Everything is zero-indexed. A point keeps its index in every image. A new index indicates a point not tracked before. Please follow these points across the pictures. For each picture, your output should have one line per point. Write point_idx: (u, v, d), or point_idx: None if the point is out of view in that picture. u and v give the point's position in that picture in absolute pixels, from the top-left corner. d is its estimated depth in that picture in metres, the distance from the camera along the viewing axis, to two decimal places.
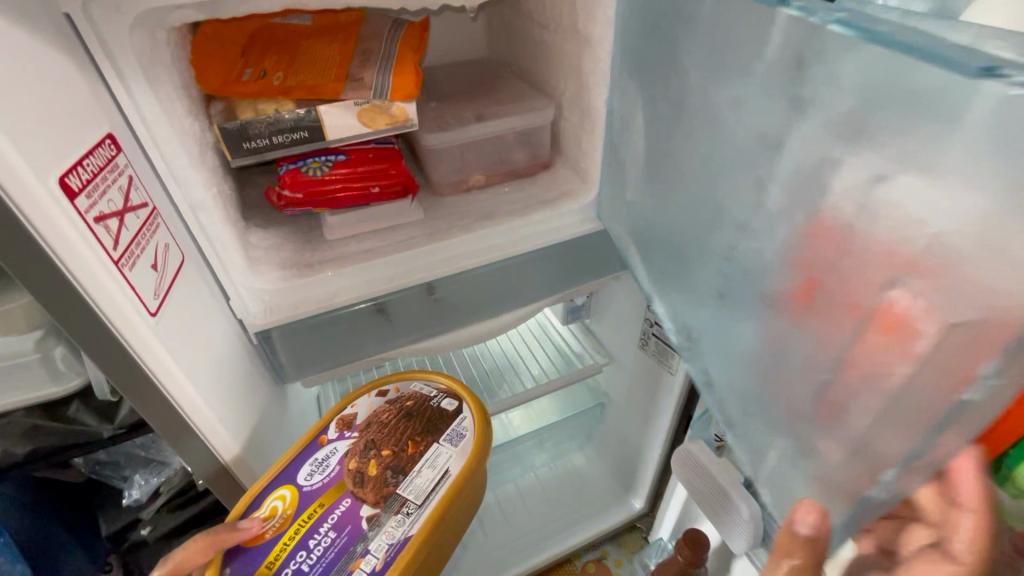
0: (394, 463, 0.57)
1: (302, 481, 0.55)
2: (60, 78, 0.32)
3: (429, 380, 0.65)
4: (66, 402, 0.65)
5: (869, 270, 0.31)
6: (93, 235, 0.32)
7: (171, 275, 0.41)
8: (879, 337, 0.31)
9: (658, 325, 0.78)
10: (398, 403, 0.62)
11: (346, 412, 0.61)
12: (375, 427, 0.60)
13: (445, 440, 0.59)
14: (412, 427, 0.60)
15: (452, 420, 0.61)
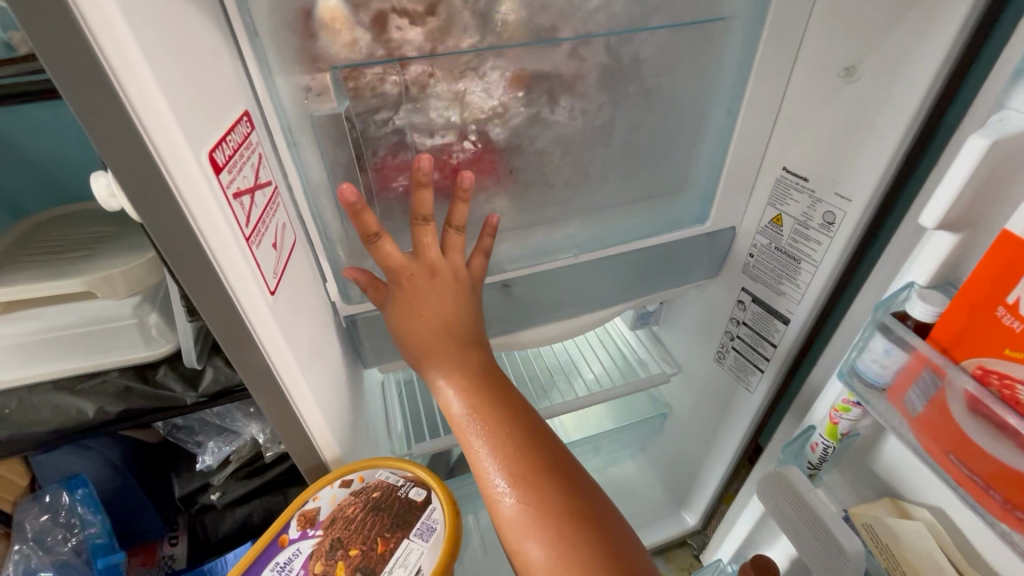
0: (363, 564, 0.50)
1: None
2: (212, 53, 0.32)
3: (398, 469, 0.57)
4: (156, 367, 0.67)
5: (965, 296, 0.35)
6: (230, 210, 0.32)
7: (285, 253, 0.41)
8: (993, 377, 0.34)
9: (738, 338, 0.74)
10: (365, 494, 0.54)
11: (308, 505, 0.54)
12: (341, 524, 0.52)
13: (416, 535, 0.52)
14: (382, 522, 0.53)
15: (422, 512, 0.54)
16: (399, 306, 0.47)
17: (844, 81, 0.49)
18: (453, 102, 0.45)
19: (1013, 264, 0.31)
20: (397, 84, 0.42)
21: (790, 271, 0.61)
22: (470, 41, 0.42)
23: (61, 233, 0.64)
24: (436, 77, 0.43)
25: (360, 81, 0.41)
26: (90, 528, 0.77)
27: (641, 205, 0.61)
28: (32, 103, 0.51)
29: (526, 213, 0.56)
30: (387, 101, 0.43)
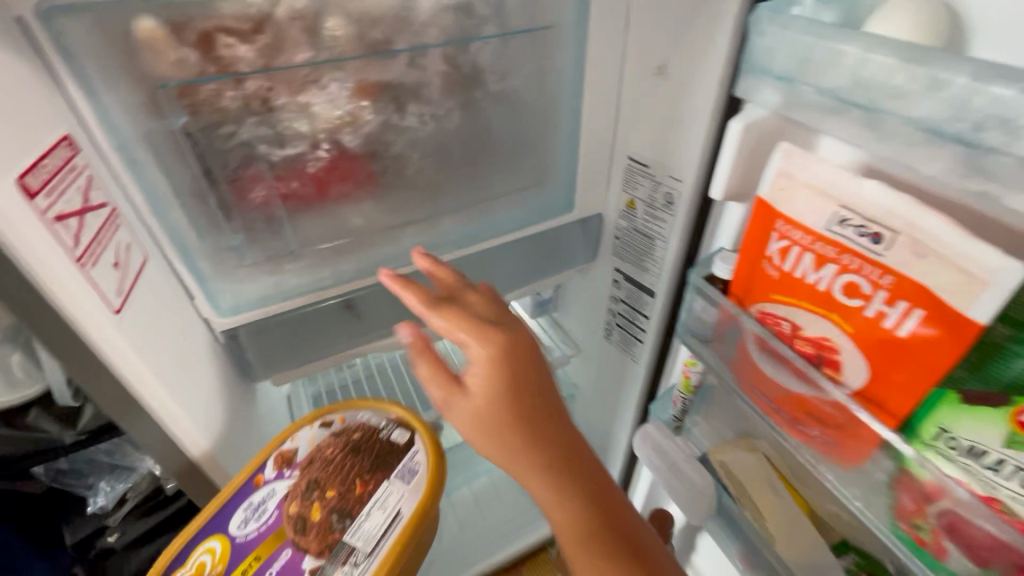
0: (340, 504, 0.52)
1: (235, 530, 0.51)
2: (14, 81, 0.32)
3: (380, 411, 0.60)
4: (24, 411, 0.65)
5: (744, 252, 0.41)
6: (54, 235, 0.33)
7: (132, 273, 0.41)
8: (770, 315, 0.41)
9: (620, 315, 0.81)
10: (345, 435, 0.57)
11: (286, 447, 0.57)
12: (318, 465, 0.55)
13: (397, 476, 0.54)
14: (361, 463, 0.55)
15: (404, 454, 0.56)
16: (500, 390, 0.41)
17: (658, 78, 0.56)
18: (299, 114, 0.47)
19: (766, 224, 0.38)
20: (237, 99, 0.44)
21: (648, 248, 0.69)
22: (305, 56, 0.44)
23: None
24: (277, 91, 0.45)
25: (197, 97, 0.42)
26: None
27: (508, 200, 0.65)
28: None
29: (395, 215, 0.59)
30: (229, 115, 0.44)
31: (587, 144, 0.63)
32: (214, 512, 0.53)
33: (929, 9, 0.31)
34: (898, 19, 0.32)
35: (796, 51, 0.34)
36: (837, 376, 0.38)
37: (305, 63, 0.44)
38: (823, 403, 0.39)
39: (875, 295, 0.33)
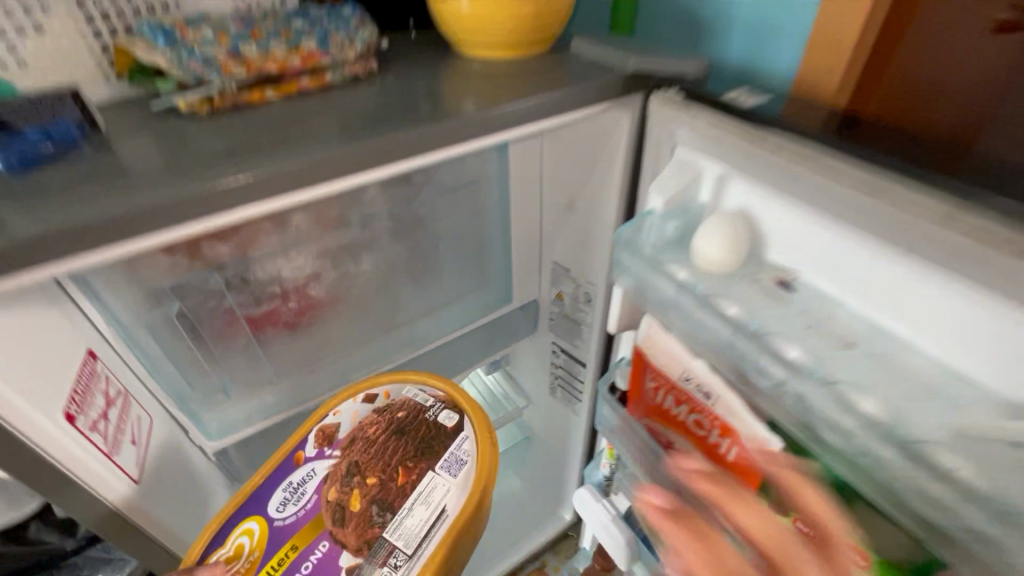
0: (381, 496, 0.48)
1: (273, 513, 0.48)
2: (45, 323, 0.40)
3: (426, 387, 0.54)
4: (27, 525, 0.74)
5: (634, 378, 0.53)
6: (89, 442, 0.43)
7: (146, 439, 0.51)
8: (653, 428, 0.53)
9: (560, 376, 0.94)
10: (388, 413, 0.52)
11: (328, 421, 0.52)
12: (359, 446, 0.51)
13: (442, 467, 0.48)
14: (404, 448, 0.50)
15: (452, 441, 0.49)
16: None
17: (569, 210, 0.68)
18: (272, 280, 0.57)
19: (643, 366, 0.51)
20: (220, 280, 0.53)
21: (577, 330, 0.81)
22: (275, 240, 0.54)
23: None
24: (252, 267, 0.54)
25: (186, 286, 0.51)
26: None
27: (456, 303, 0.76)
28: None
29: (357, 333, 0.68)
30: (213, 292, 0.53)
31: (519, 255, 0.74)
32: (259, 485, 0.50)
33: (743, 222, 0.44)
34: (718, 229, 0.43)
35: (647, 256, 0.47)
36: None
37: (275, 245, 0.54)
38: None
39: (713, 429, 0.45)
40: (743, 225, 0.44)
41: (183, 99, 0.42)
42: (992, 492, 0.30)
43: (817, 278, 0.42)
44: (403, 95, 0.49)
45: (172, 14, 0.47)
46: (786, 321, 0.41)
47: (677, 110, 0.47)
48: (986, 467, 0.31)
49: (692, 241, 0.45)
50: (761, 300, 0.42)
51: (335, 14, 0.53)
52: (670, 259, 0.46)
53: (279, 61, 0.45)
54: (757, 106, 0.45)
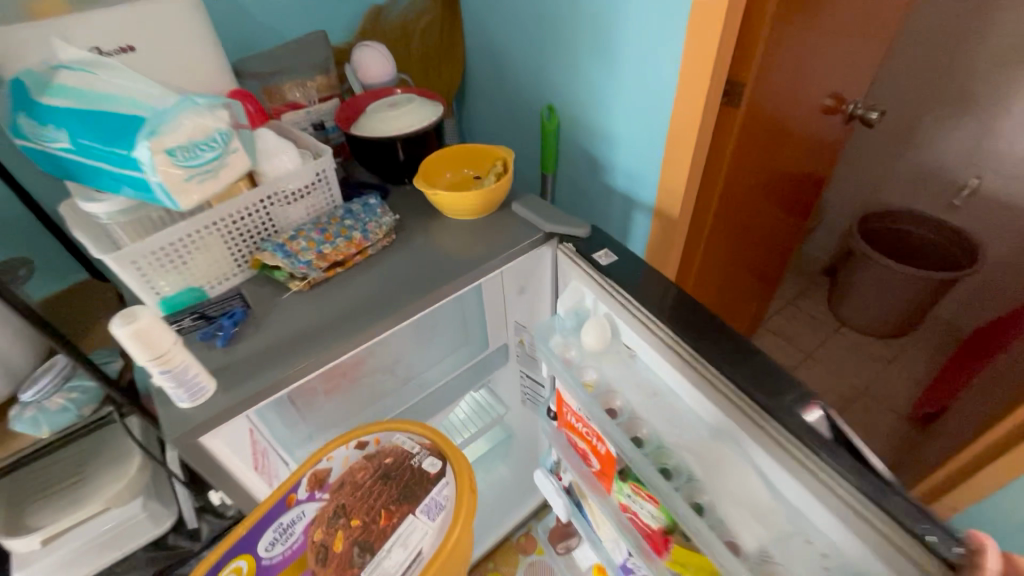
0: (363, 537, 0.75)
1: (263, 552, 0.70)
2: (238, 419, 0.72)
3: (408, 434, 0.80)
4: (167, 537, 1.10)
5: (559, 405, 0.88)
6: (260, 480, 0.78)
7: (275, 472, 0.85)
8: (570, 433, 0.87)
9: (527, 392, 1.29)
10: (377, 459, 0.79)
11: (320, 467, 0.76)
12: (347, 488, 0.78)
13: (422, 511, 0.74)
14: (387, 494, 0.77)
15: (434, 489, 0.75)
16: None
17: (523, 292, 1.03)
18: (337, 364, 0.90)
19: (562, 401, 0.86)
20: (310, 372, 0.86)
21: (535, 364, 1.17)
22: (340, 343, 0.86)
23: (43, 473, 1.02)
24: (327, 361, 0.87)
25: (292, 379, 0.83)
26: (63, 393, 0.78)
27: (450, 355, 1.09)
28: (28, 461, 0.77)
29: (385, 385, 1.02)
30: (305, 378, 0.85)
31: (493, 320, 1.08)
32: (239, 537, 0.68)
33: (607, 323, 0.79)
34: (594, 332, 0.78)
35: (557, 342, 0.82)
36: (590, 462, 0.85)
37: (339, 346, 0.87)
38: (589, 474, 0.87)
39: (597, 441, 0.79)
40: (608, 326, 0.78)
41: (295, 283, 0.75)
42: (707, 482, 0.66)
43: (648, 361, 0.76)
44: (415, 260, 0.82)
45: (274, 226, 0.79)
46: (622, 378, 0.77)
47: (574, 261, 0.84)
48: (706, 469, 0.66)
49: (581, 335, 0.80)
50: (610, 363, 0.79)
51: (366, 205, 0.86)
52: (570, 342, 0.82)
53: (344, 253, 0.78)
54: (611, 265, 0.81)
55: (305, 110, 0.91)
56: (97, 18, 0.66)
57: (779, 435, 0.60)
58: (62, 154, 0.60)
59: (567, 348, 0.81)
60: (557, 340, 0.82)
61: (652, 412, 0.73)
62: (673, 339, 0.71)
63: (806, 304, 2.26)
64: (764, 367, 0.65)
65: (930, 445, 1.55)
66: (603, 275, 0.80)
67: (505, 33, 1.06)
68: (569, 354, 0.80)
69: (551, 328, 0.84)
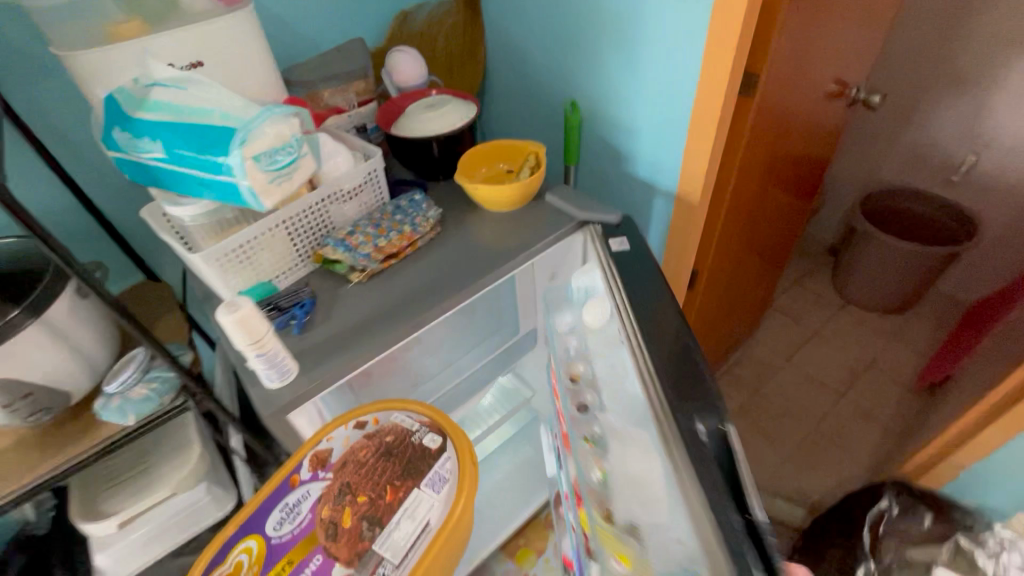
0: (370, 512, 0.74)
1: (270, 531, 0.71)
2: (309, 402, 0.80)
3: (408, 412, 0.79)
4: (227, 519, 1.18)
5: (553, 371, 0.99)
6: None
7: None
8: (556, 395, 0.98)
9: None
10: (378, 437, 0.78)
11: (320, 448, 0.75)
12: (349, 468, 0.76)
13: (428, 485, 0.74)
14: (392, 470, 0.76)
15: (435, 463, 0.75)
16: None
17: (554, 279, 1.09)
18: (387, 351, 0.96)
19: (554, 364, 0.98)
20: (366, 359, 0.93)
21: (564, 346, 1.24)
22: None
23: (111, 464, 1.09)
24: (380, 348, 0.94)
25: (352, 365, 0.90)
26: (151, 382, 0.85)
27: (486, 340, 1.16)
28: (114, 447, 0.84)
29: (428, 370, 1.09)
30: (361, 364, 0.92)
31: (525, 306, 1.15)
32: (247, 516, 0.69)
33: (603, 306, 0.84)
34: (592, 312, 0.84)
35: (560, 309, 0.93)
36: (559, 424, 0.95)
37: None
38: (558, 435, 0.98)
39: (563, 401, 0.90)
40: (604, 308, 0.83)
41: (355, 274, 0.82)
42: (625, 456, 0.73)
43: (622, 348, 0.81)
44: (460, 251, 0.88)
45: (332, 224, 0.85)
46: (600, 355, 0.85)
47: (596, 244, 0.91)
48: (625, 445, 0.74)
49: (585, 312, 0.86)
50: (598, 343, 0.85)
51: (412, 201, 0.92)
52: (568, 312, 0.92)
53: (397, 245, 0.85)
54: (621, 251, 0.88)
55: (347, 115, 0.97)
56: (172, 38, 0.72)
57: (672, 439, 0.64)
58: (152, 163, 0.66)
59: (565, 317, 0.91)
60: (561, 307, 0.93)
61: (606, 388, 0.82)
62: (632, 334, 0.77)
63: (811, 283, 2.33)
64: (699, 375, 0.70)
65: (935, 412, 1.63)
66: (609, 261, 0.87)
67: (526, 34, 1.12)
68: (562, 321, 0.91)
69: (562, 298, 0.95)
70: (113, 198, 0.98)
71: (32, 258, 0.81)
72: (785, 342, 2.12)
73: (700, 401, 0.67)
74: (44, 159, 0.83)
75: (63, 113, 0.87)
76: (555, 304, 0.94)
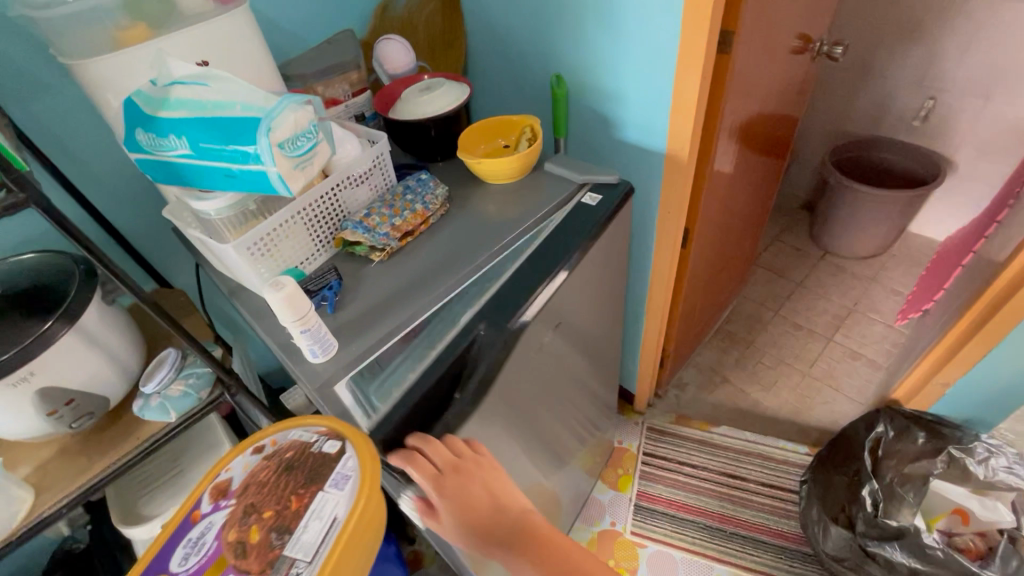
0: (278, 523, 0.59)
1: (176, 567, 0.59)
2: None
3: (306, 427, 0.67)
4: None
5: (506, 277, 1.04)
6: None
7: None
8: None
9: None
10: (278, 456, 0.65)
11: (222, 479, 0.65)
12: (253, 489, 0.62)
13: (331, 485, 0.59)
14: (295, 480, 0.61)
15: (337, 462, 0.61)
16: (478, 499, 0.67)
17: None
18: None
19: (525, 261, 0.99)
20: None
21: None
22: None
23: (143, 471, 1.10)
24: None
25: None
26: (192, 379, 0.89)
27: None
28: (155, 447, 0.87)
29: None
30: None
31: None
32: (157, 553, 0.61)
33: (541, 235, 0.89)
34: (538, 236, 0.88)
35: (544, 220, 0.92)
36: None
37: None
38: None
39: None
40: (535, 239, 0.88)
41: (376, 254, 0.86)
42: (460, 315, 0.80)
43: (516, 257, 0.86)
44: (472, 224, 0.92)
45: (347, 208, 0.89)
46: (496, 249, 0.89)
47: (560, 189, 0.97)
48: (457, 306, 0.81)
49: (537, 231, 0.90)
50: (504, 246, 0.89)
51: (420, 181, 0.97)
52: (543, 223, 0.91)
53: (412, 223, 0.89)
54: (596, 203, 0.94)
55: (344, 105, 1.01)
56: (179, 41, 0.74)
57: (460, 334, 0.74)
58: (179, 160, 0.70)
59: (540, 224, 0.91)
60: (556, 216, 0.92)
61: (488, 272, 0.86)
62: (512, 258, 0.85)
63: (790, 236, 2.42)
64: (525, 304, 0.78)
65: (916, 344, 1.73)
66: (572, 205, 0.94)
67: (508, 16, 1.16)
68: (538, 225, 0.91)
69: (552, 213, 0.93)
70: (121, 208, 1.00)
71: (60, 274, 0.83)
72: (771, 297, 2.21)
73: (507, 316, 0.75)
74: (54, 172, 0.84)
75: (65, 124, 0.88)
76: (550, 216, 0.92)
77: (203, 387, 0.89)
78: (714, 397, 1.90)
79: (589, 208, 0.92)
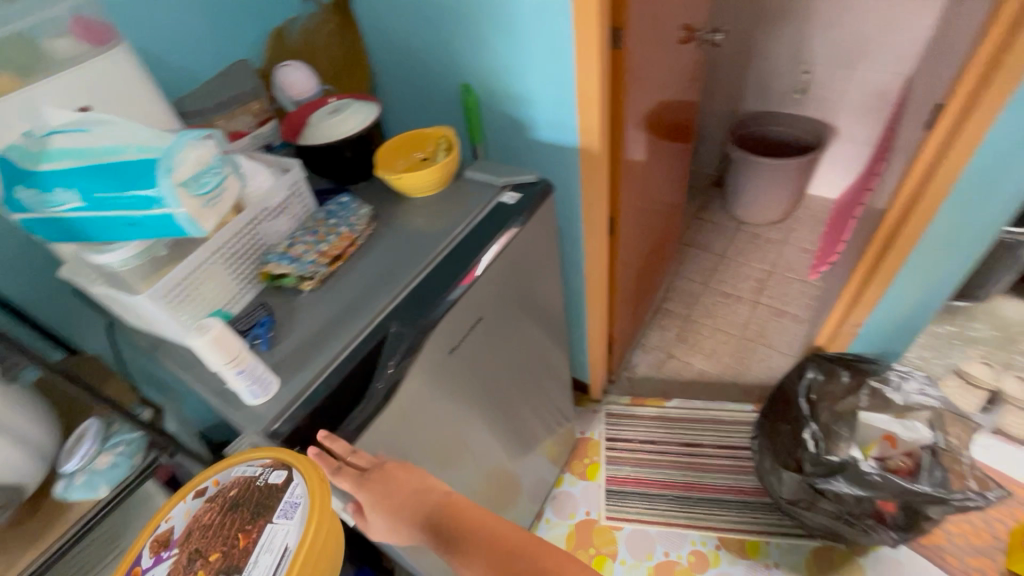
0: (226, 565, 0.56)
1: None
2: None
3: (250, 461, 0.64)
4: None
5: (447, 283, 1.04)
6: None
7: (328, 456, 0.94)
8: None
9: None
10: (222, 495, 0.62)
11: (161, 530, 0.61)
12: (196, 534, 0.59)
13: (280, 516, 0.57)
14: (241, 517, 0.59)
15: (285, 491, 0.59)
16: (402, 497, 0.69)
17: None
18: None
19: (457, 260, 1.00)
20: None
21: None
22: None
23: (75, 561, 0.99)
24: None
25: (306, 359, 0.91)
26: (122, 449, 0.82)
27: None
28: (84, 532, 0.79)
29: None
30: None
31: None
32: None
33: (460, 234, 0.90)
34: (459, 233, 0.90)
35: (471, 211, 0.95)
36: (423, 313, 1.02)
37: None
38: None
39: None
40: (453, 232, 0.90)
41: (306, 283, 0.83)
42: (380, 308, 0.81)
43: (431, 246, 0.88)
44: (401, 240, 0.92)
45: (268, 241, 0.86)
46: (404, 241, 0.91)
47: (485, 193, 0.99)
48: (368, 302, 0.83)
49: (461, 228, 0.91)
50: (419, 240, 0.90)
51: (342, 205, 0.95)
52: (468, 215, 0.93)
53: (340, 247, 0.87)
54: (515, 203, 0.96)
55: (249, 136, 0.98)
56: (54, 88, 0.69)
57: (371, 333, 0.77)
58: (71, 215, 0.65)
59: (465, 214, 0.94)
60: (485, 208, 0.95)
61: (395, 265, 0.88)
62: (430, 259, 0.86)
63: (706, 212, 2.58)
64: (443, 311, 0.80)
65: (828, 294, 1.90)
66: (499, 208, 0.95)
67: (408, 33, 1.17)
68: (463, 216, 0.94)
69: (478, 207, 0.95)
70: (9, 274, 0.90)
71: None
72: (699, 270, 2.34)
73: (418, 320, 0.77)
74: None
75: None
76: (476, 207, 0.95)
77: (135, 455, 0.83)
78: (663, 373, 1.99)
79: (509, 208, 0.95)
